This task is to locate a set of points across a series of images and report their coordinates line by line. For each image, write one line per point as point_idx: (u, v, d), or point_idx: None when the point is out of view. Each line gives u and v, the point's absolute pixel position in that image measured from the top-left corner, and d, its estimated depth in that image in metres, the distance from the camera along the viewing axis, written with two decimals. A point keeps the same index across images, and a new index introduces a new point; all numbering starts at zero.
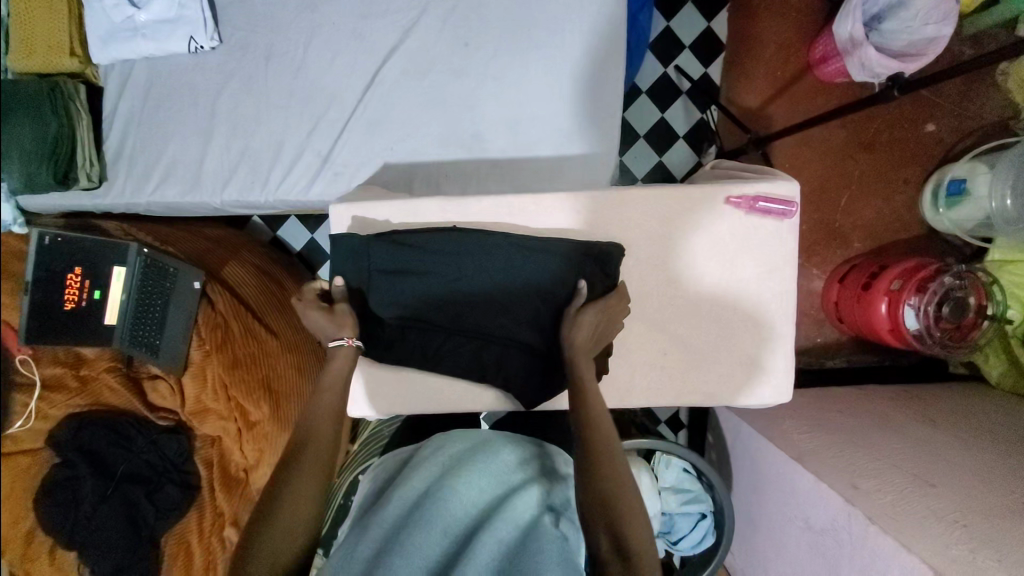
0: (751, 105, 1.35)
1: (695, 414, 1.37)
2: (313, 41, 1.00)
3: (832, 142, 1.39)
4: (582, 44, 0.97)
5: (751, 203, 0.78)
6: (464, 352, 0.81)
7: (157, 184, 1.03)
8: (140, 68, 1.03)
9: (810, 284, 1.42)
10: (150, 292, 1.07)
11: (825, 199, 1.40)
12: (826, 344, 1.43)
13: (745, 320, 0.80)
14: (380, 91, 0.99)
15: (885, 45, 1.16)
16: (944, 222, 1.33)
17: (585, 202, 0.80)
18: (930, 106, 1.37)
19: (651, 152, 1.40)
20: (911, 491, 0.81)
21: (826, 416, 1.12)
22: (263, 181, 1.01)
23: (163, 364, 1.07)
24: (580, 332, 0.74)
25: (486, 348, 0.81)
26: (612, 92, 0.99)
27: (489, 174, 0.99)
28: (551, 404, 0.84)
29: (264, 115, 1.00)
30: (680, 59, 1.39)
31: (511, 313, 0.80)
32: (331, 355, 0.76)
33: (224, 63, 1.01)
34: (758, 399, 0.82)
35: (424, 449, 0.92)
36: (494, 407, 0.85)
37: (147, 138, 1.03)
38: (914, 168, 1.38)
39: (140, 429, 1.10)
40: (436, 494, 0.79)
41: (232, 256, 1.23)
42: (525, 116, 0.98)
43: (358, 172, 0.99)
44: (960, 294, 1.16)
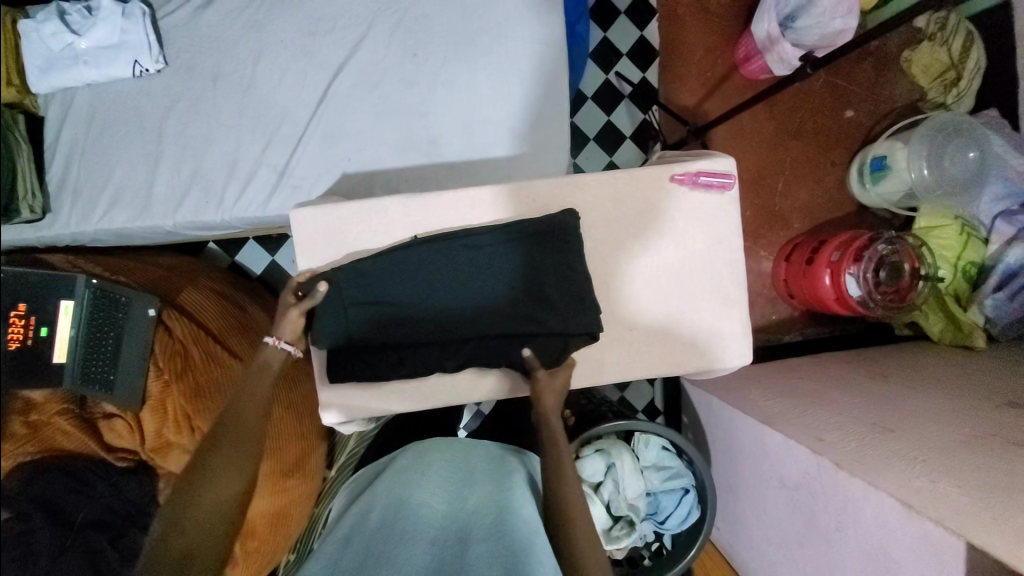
0: (689, 102, 1.45)
1: (669, 399, 1.41)
2: (261, 59, 1.01)
3: (764, 132, 1.50)
4: (526, 48, 1.03)
5: (693, 177, 0.82)
6: (433, 349, 0.80)
7: (105, 210, 1.00)
8: (83, 96, 1.01)
9: (760, 265, 1.50)
10: (102, 326, 1.02)
11: (765, 186, 1.50)
12: (782, 320, 1.50)
13: (702, 290, 0.84)
14: (333, 103, 1.00)
15: (800, 41, 1.28)
16: (873, 197, 1.43)
17: (543, 188, 0.83)
18: (847, 94, 1.50)
19: (602, 152, 1.47)
20: (872, 437, 0.86)
21: (790, 382, 1.17)
22: (217, 200, 1.00)
23: (119, 401, 1.03)
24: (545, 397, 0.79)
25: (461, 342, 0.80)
26: (557, 91, 1.04)
27: (447, 176, 1.02)
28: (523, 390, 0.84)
29: (214, 133, 1.00)
30: (620, 64, 1.47)
31: (478, 302, 0.81)
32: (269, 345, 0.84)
33: (171, 85, 1.01)
34: (722, 363, 0.84)
35: (399, 463, 0.93)
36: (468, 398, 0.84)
37: (92, 164, 1.00)
38: (839, 151, 1.50)
39: (99, 473, 1.04)
40: (415, 506, 0.81)
41: (189, 282, 1.20)
42: (477, 119, 1.02)
43: (315, 184, 1.00)
44: (893, 258, 1.26)
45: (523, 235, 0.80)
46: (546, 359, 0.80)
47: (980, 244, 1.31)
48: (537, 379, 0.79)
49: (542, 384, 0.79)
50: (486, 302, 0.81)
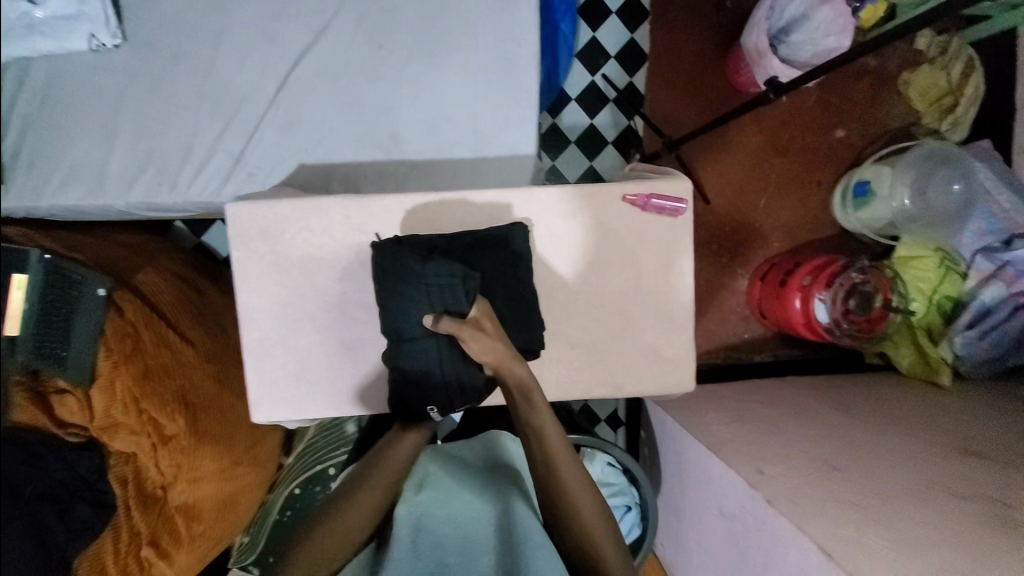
0: (673, 112, 1.41)
1: (631, 411, 1.40)
2: (223, 40, 0.98)
3: (750, 147, 1.46)
4: (497, 49, 0.99)
5: (645, 200, 0.80)
6: (432, 349, 0.74)
7: (58, 186, 0.98)
8: (39, 66, 0.98)
9: (735, 283, 1.47)
10: (54, 303, 0.98)
11: (746, 203, 1.46)
12: (753, 340, 1.48)
13: (646, 313, 0.82)
14: (293, 91, 0.98)
15: (792, 56, 1.25)
16: (853, 222, 1.41)
17: (489, 199, 0.80)
18: (839, 115, 1.46)
19: (582, 156, 1.43)
20: (813, 475, 0.84)
21: (746, 407, 1.16)
22: (171, 181, 0.98)
23: (69, 377, 1.00)
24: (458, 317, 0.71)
25: (449, 348, 0.74)
26: (528, 94, 1.00)
27: (409, 175, 1.00)
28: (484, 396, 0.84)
29: (171, 114, 0.98)
30: (607, 66, 1.42)
31: (460, 296, 0.71)
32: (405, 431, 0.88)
33: (130, 62, 0.98)
34: (662, 389, 0.83)
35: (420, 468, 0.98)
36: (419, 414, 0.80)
37: (48, 136, 0.98)
38: (825, 172, 1.47)
39: (49, 447, 1.05)
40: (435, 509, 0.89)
41: (146, 263, 1.19)
42: (442, 118, 0.99)
43: (271, 172, 0.98)
44: (864, 287, 1.24)
45: (458, 247, 0.77)
46: (463, 311, 0.71)
47: (958, 279, 1.25)
48: (465, 337, 0.69)
49: (473, 343, 0.70)
50: (455, 302, 0.71)
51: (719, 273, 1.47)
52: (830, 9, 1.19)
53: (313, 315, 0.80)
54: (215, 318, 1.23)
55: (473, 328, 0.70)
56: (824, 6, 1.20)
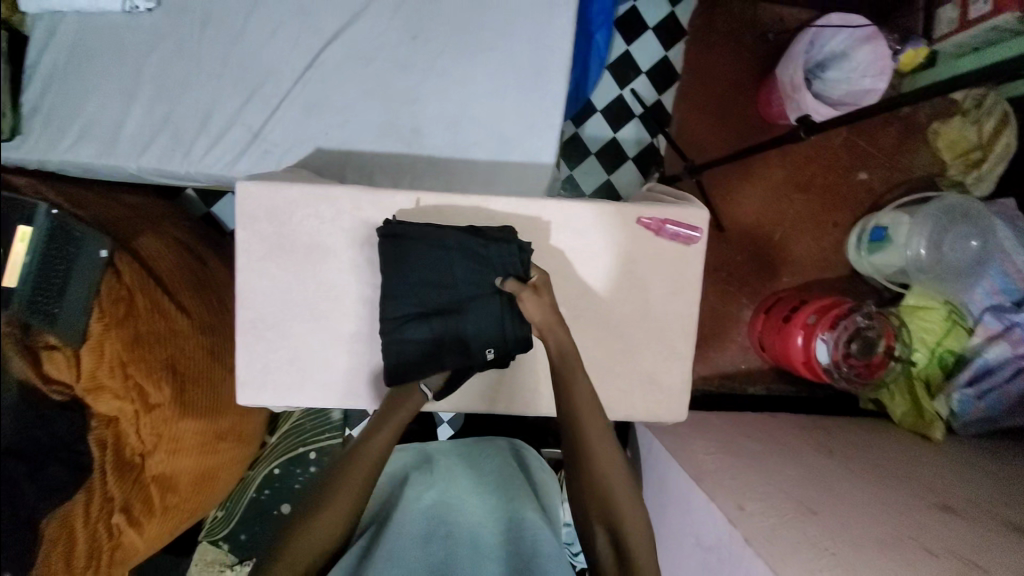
0: (698, 135, 1.39)
1: (619, 428, 1.40)
2: (254, 13, 0.97)
3: (771, 179, 1.44)
4: (527, 53, 0.98)
5: (660, 225, 0.79)
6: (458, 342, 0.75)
7: (72, 141, 0.97)
8: (69, 21, 0.98)
9: (739, 312, 1.46)
10: (54, 258, 0.99)
11: (760, 234, 1.45)
12: (750, 372, 1.47)
13: (647, 339, 0.81)
14: (319, 73, 0.97)
15: (825, 93, 1.24)
16: (865, 266, 1.39)
17: (504, 206, 0.79)
18: (863, 156, 1.45)
19: (601, 168, 1.40)
20: (794, 517, 0.83)
21: (736, 439, 1.15)
22: (185, 150, 0.97)
23: (59, 334, 1.00)
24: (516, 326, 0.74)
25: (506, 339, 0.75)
26: (553, 102, 0.99)
27: (425, 170, 1.00)
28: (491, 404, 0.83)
29: (194, 83, 0.97)
30: (636, 82, 1.40)
31: (517, 262, 0.75)
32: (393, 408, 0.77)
33: (159, 26, 0.97)
34: (654, 417, 0.83)
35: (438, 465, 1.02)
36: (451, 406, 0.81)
37: (68, 91, 0.98)
38: (843, 212, 1.45)
39: (26, 402, 1.03)
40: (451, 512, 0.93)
41: (150, 227, 1.18)
42: (465, 117, 0.98)
43: (288, 153, 0.97)
44: (869, 332, 1.22)
45: (462, 250, 0.74)
46: (522, 275, 0.75)
47: (963, 334, 1.26)
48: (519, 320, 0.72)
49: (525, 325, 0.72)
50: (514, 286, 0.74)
51: (724, 300, 1.45)
52: (871, 49, 1.18)
53: (312, 303, 0.79)
54: (214, 292, 1.22)
55: (532, 289, 0.73)
56: (865, 46, 1.19)
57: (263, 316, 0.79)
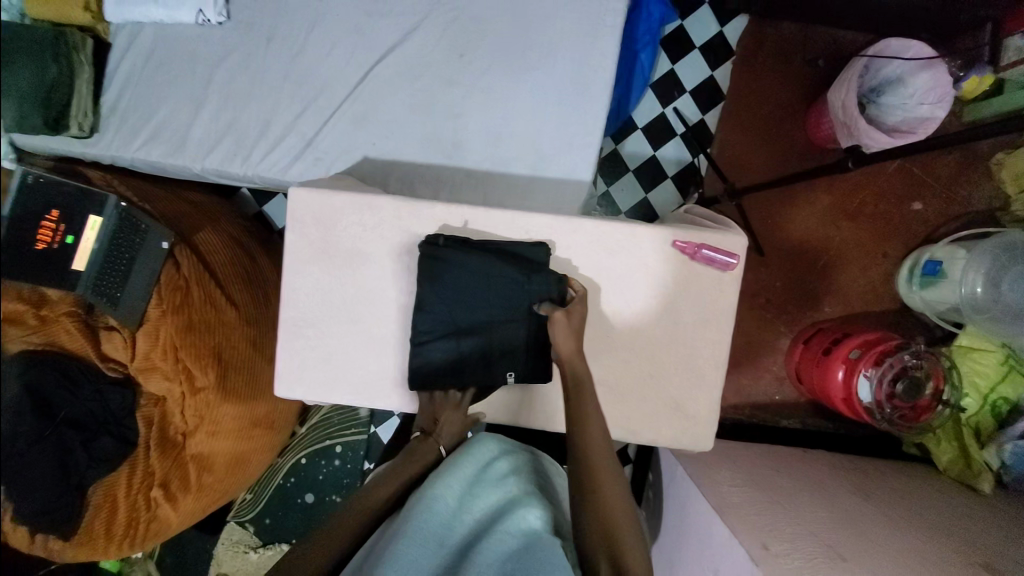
0: (742, 158, 1.37)
1: (642, 451, 1.38)
2: (315, 30, 1.03)
3: (818, 205, 1.40)
4: (570, 73, 1.00)
5: (696, 248, 0.78)
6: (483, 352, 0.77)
7: (144, 141, 1.05)
8: (148, 31, 1.06)
9: (776, 342, 1.41)
10: (120, 246, 1.08)
11: (803, 262, 1.40)
12: (784, 403, 1.42)
13: (676, 364, 0.80)
14: (371, 87, 1.01)
15: (879, 119, 1.19)
16: (916, 301, 1.33)
17: (540, 223, 0.80)
18: (918, 186, 1.38)
19: (638, 187, 1.40)
20: (821, 562, 0.79)
21: (764, 474, 1.11)
22: (245, 155, 1.03)
23: (119, 317, 1.09)
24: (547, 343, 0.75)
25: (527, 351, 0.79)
26: (594, 122, 1.00)
27: (464, 183, 1.02)
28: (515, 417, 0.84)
29: (256, 92, 1.03)
30: (680, 101, 1.39)
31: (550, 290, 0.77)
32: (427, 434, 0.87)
33: (228, 38, 1.04)
34: (679, 444, 0.81)
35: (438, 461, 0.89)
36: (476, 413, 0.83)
37: (144, 96, 1.06)
38: (893, 244, 1.39)
39: (88, 377, 1.16)
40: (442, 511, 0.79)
41: (209, 223, 1.24)
42: (506, 133, 1.00)
43: (336, 161, 1.02)
44: (916, 372, 1.16)
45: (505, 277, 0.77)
46: (555, 299, 0.77)
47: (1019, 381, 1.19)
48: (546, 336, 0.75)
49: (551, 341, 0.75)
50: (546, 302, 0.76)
51: (759, 328, 1.41)
52: (931, 76, 1.13)
53: (349, 306, 0.82)
54: (262, 286, 1.26)
55: (565, 312, 0.75)
56: (924, 72, 1.14)
57: (303, 316, 0.83)
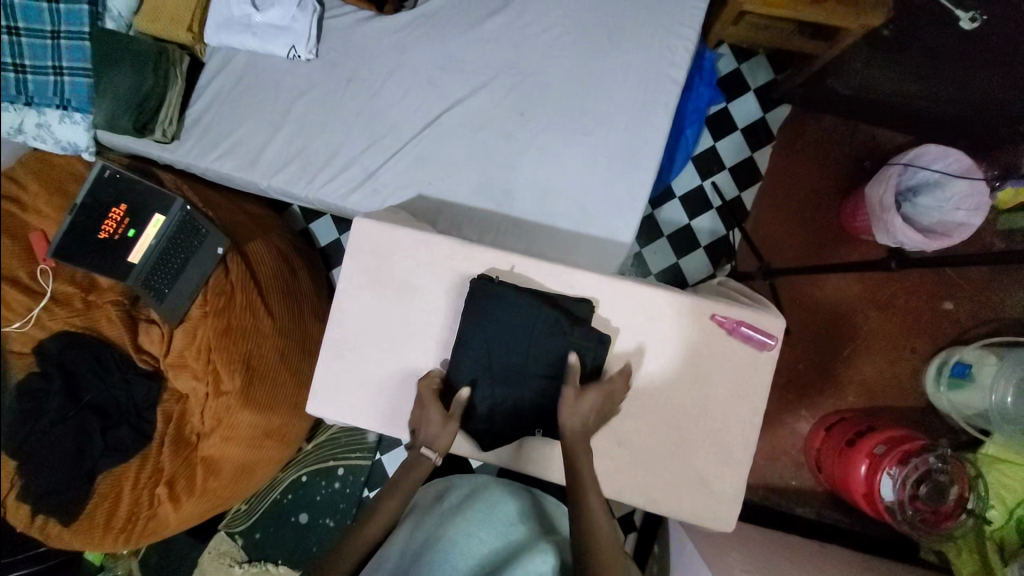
0: (776, 237, 1.41)
1: (649, 519, 1.35)
2: (392, 75, 1.11)
3: (848, 292, 1.41)
4: (623, 143, 1.05)
5: (734, 324, 0.80)
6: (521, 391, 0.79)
7: (219, 155, 1.13)
8: (240, 58, 1.15)
9: (795, 424, 1.40)
10: (178, 245, 1.14)
11: (829, 346, 1.40)
12: (799, 489, 1.38)
13: (703, 436, 0.80)
14: (436, 132, 1.08)
15: (914, 218, 1.23)
16: (944, 401, 1.31)
17: (583, 282, 0.83)
18: (951, 286, 1.39)
19: (671, 252, 1.43)
20: None
21: (776, 562, 1.07)
22: (310, 179, 1.10)
23: (161, 311, 1.15)
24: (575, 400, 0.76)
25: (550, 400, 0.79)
26: (640, 189, 1.05)
27: (510, 231, 1.06)
28: (531, 469, 0.83)
29: (330, 124, 1.11)
30: (720, 176, 1.44)
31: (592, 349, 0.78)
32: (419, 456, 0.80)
33: (311, 73, 1.13)
34: (698, 519, 0.80)
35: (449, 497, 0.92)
36: (494, 456, 0.84)
37: (226, 115, 1.14)
38: (921, 340, 1.39)
39: (119, 365, 1.24)
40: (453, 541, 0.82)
41: (261, 235, 1.29)
42: (557, 190, 1.05)
43: (393, 196, 1.08)
44: (941, 476, 1.12)
45: (547, 323, 0.78)
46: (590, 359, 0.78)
47: None
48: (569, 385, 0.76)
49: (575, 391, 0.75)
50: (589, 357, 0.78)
51: (778, 407, 1.40)
52: (968, 184, 1.15)
53: (390, 336, 0.85)
54: (299, 300, 1.30)
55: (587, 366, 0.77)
56: (962, 179, 1.16)
57: (344, 339, 0.86)
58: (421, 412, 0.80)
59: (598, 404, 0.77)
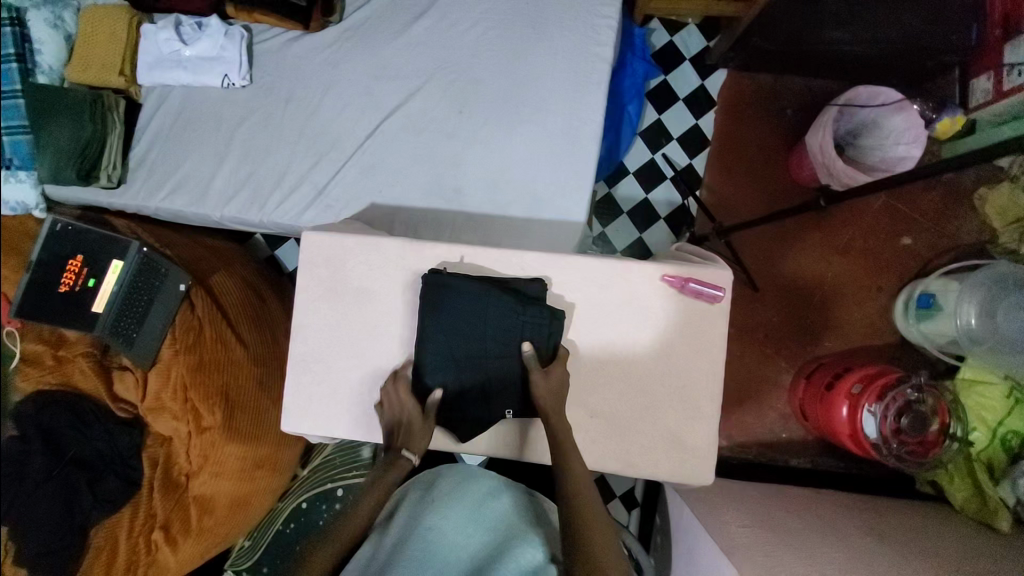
0: (731, 199, 1.44)
1: (648, 492, 1.35)
2: (329, 90, 1.12)
3: (809, 242, 1.44)
4: (563, 124, 1.07)
5: (683, 282, 0.81)
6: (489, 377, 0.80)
7: (168, 193, 1.13)
8: (176, 94, 1.16)
9: (777, 377, 1.42)
10: (139, 289, 1.13)
11: (799, 297, 1.43)
12: (790, 441, 1.40)
13: (671, 395, 0.82)
14: (379, 140, 1.09)
15: (858, 159, 1.27)
16: (915, 333, 1.33)
17: (534, 263, 0.84)
18: (906, 221, 1.43)
19: (633, 227, 1.45)
20: None
21: (773, 514, 1.09)
22: (262, 203, 1.10)
23: (134, 356, 1.13)
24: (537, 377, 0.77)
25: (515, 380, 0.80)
26: (585, 167, 1.07)
27: (466, 226, 1.07)
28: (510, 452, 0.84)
29: (274, 146, 1.12)
30: (669, 147, 1.46)
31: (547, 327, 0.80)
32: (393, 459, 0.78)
33: (249, 99, 1.14)
34: (679, 477, 0.81)
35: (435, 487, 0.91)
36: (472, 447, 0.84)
37: (169, 152, 1.15)
38: (887, 278, 1.42)
39: (98, 416, 1.20)
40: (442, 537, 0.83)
41: (223, 266, 1.29)
42: (505, 179, 1.07)
43: (346, 208, 1.08)
44: (921, 406, 1.14)
45: (502, 306, 0.79)
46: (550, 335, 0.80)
47: None
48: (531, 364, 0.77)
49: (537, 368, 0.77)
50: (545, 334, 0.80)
51: (758, 363, 1.42)
52: (904, 118, 1.20)
53: (354, 343, 0.86)
54: (269, 326, 1.31)
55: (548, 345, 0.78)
56: (896, 115, 1.21)
57: (309, 353, 0.86)
58: (390, 411, 0.80)
59: (558, 375, 0.78)
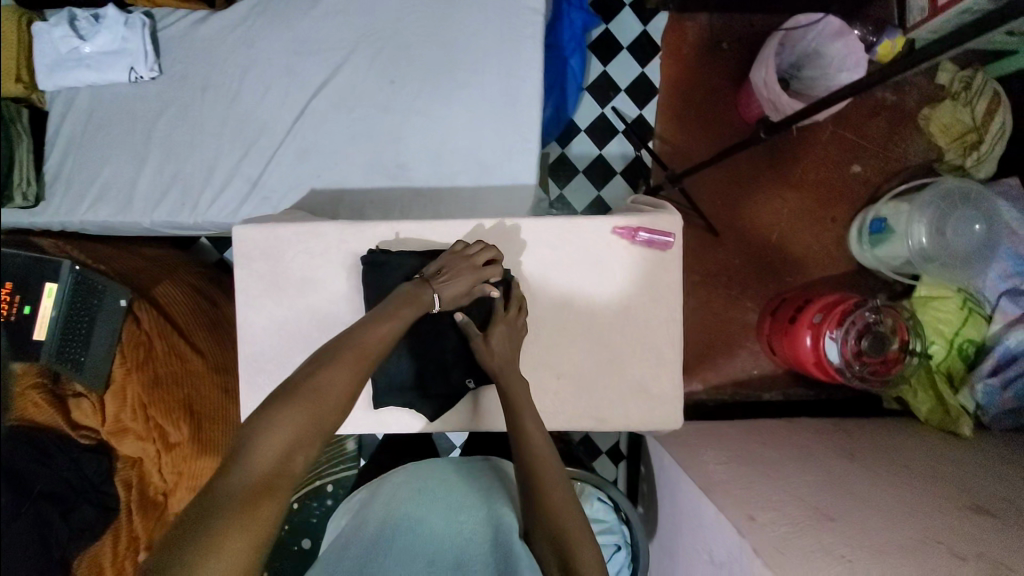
0: (682, 146, 1.42)
1: (632, 444, 1.38)
2: (248, 74, 1.05)
3: (763, 181, 1.44)
4: (499, 84, 1.03)
5: (633, 232, 0.81)
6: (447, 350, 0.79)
7: (90, 204, 1.06)
8: (83, 97, 1.08)
9: (745, 317, 1.44)
10: (78, 311, 1.06)
11: (758, 236, 1.44)
12: (764, 376, 1.43)
13: (633, 346, 0.82)
14: (311, 121, 1.04)
15: (802, 91, 1.26)
16: (869, 258, 1.36)
17: (482, 230, 0.82)
18: (856, 149, 1.44)
19: (590, 186, 1.43)
20: (808, 525, 0.78)
21: (750, 448, 1.12)
22: (193, 203, 1.04)
23: (84, 381, 1.06)
24: (495, 345, 0.75)
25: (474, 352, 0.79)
26: (528, 127, 1.03)
27: (414, 202, 1.04)
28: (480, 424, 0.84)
29: (197, 140, 1.05)
30: (617, 100, 1.43)
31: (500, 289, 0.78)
32: (418, 293, 0.71)
33: (162, 92, 1.07)
34: (649, 425, 0.82)
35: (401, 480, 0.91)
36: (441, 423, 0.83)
37: (84, 160, 1.07)
38: (842, 207, 1.44)
39: (60, 447, 1.09)
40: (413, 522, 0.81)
41: (166, 276, 1.24)
42: (447, 148, 1.03)
43: (285, 198, 1.03)
44: (879, 327, 1.15)
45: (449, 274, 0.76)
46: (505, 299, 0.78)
47: (982, 321, 1.22)
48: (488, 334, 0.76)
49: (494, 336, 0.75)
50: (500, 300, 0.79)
51: (726, 305, 1.44)
52: (845, 44, 1.18)
53: (306, 335, 0.83)
54: (225, 330, 1.27)
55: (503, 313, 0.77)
56: (837, 41, 1.19)
57: (261, 350, 0.83)
58: (458, 258, 0.76)
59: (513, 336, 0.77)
